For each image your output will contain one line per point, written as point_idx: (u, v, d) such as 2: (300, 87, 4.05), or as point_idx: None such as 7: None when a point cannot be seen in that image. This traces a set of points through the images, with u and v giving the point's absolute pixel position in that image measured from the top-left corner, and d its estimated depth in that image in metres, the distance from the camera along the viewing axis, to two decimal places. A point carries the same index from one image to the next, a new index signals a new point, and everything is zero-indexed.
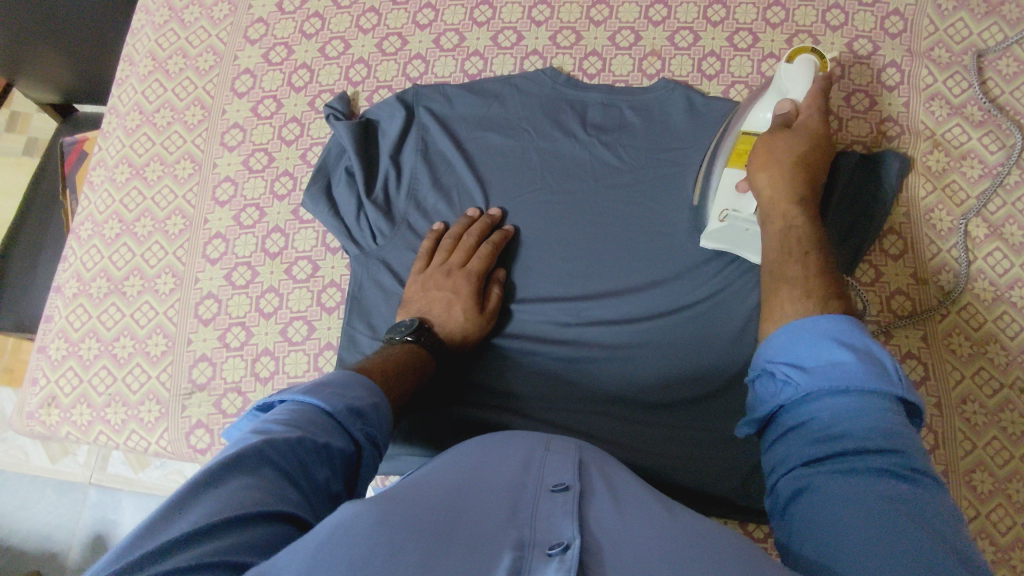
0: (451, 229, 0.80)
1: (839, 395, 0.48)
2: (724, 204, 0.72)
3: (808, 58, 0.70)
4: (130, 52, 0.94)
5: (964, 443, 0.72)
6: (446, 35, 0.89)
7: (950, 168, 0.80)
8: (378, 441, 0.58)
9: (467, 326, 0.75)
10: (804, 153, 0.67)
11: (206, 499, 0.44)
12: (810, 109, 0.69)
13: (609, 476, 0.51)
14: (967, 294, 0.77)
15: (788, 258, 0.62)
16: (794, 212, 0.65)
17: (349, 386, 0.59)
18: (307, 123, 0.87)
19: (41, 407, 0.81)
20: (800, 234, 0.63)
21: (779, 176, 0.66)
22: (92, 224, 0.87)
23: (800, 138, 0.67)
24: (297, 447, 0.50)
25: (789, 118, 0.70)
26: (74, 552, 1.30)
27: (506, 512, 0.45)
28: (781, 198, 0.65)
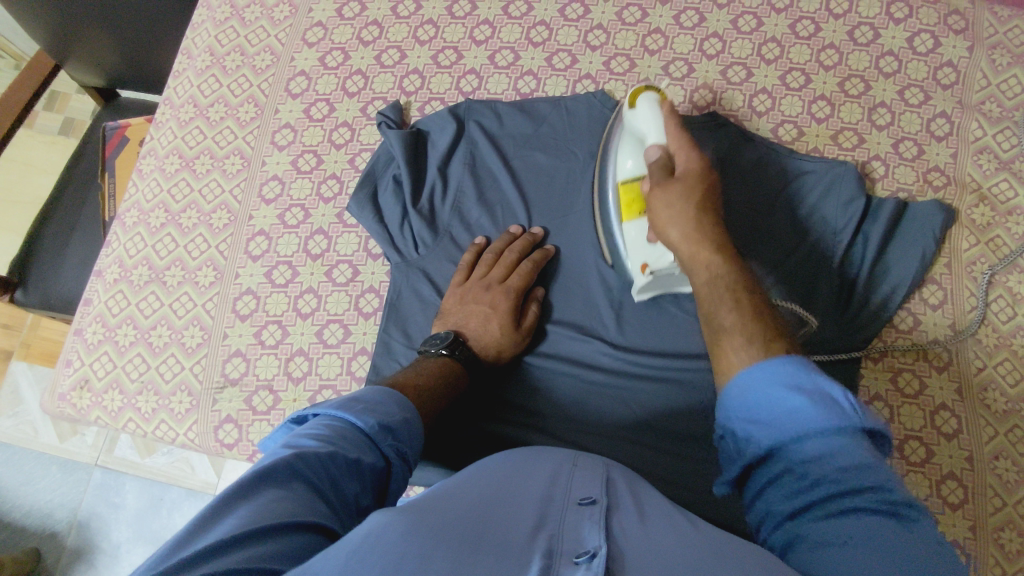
0: (493, 244, 0.80)
1: (806, 441, 0.44)
2: (642, 260, 0.72)
3: (650, 98, 0.71)
4: (189, 46, 0.95)
5: (993, 499, 0.72)
6: (501, 52, 0.90)
7: (996, 222, 0.80)
8: (408, 456, 0.58)
9: (503, 341, 0.75)
10: (699, 199, 0.63)
11: (241, 507, 0.44)
12: (685, 149, 0.66)
13: (637, 494, 0.50)
14: (1005, 350, 0.76)
15: (721, 310, 0.57)
16: (711, 262, 0.60)
17: (381, 402, 0.59)
18: (358, 128, 0.88)
19: (73, 389, 0.82)
20: (723, 280, 0.59)
21: (686, 228, 0.62)
22: (138, 211, 0.88)
23: (685, 176, 0.64)
24: (330, 461, 0.50)
25: (665, 165, 0.66)
26: (73, 533, 1.30)
27: (532, 522, 0.44)
28: (693, 246, 0.62)
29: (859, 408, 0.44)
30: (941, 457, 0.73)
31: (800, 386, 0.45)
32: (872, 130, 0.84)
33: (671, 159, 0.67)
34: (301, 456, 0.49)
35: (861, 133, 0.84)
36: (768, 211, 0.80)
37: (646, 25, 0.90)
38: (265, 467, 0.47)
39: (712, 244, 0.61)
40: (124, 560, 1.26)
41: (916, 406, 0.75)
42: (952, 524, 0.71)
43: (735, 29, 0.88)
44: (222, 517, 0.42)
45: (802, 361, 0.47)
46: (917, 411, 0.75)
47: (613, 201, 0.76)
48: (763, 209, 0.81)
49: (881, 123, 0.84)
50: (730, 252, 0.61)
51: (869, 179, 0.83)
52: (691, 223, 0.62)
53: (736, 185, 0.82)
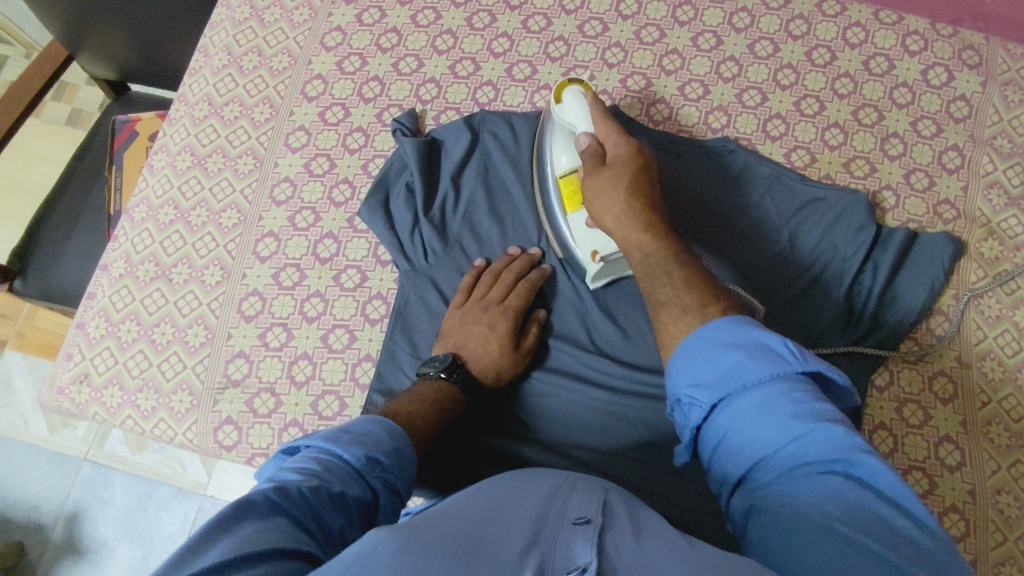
0: (491, 266, 0.80)
1: (748, 395, 0.48)
2: (591, 248, 0.75)
3: (575, 92, 0.75)
4: (206, 44, 0.95)
5: (995, 534, 0.71)
6: (519, 66, 0.90)
7: (1004, 256, 0.81)
8: (397, 487, 0.55)
9: (501, 363, 0.74)
10: (631, 181, 0.67)
11: (224, 537, 0.40)
12: (613, 136, 0.70)
13: (636, 518, 0.48)
14: (1010, 384, 0.76)
15: (659, 283, 0.62)
16: (644, 242, 0.64)
17: (371, 432, 0.56)
18: (373, 134, 0.88)
19: (72, 383, 0.81)
20: (657, 257, 0.63)
21: (620, 211, 0.66)
22: (147, 207, 0.88)
23: (615, 163, 0.68)
24: (313, 496, 0.47)
25: (597, 151, 0.70)
26: (59, 528, 1.28)
27: (523, 538, 0.42)
28: (627, 232, 0.66)
29: (795, 354, 0.49)
30: (943, 488, 0.73)
31: (739, 345, 0.50)
32: (884, 160, 0.84)
33: (602, 147, 0.70)
34: (283, 491, 0.46)
35: (873, 162, 0.84)
36: (779, 235, 0.81)
37: (664, 46, 0.90)
38: (245, 500, 0.44)
39: (643, 223, 0.65)
40: (109, 558, 1.24)
41: (921, 437, 0.75)
42: None
43: (752, 54, 0.89)
44: (202, 548, 0.39)
45: (739, 322, 0.53)
46: (921, 441, 0.75)
47: (555, 195, 0.79)
48: (773, 233, 0.81)
49: (893, 153, 0.85)
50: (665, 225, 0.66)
51: (880, 209, 0.83)
52: (626, 203, 0.66)
53: (747, 208, 0.82)
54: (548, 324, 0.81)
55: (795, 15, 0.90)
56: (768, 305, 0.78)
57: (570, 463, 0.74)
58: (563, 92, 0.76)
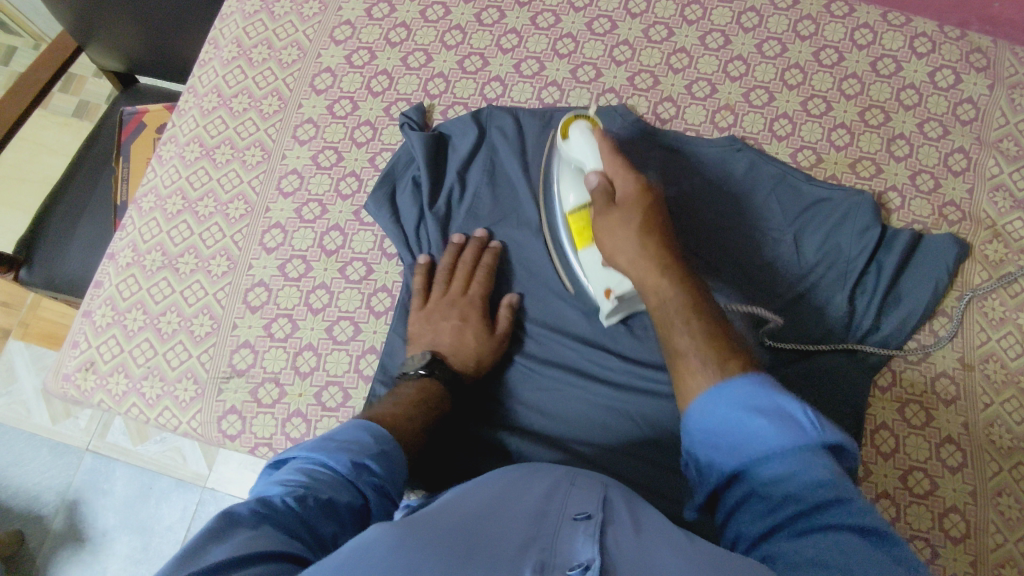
0: (440, 260, 0.81)
1: (768, 462, 0.46)
2: (603, 287, 0.74)
3: (580, 126, 0.74)
4: (216, 36, 0.95)
5: (995, 536, 0.71)
6: (527, 62, 0.91)
7: (1009, 259, 0.81)
8: (388, 490, 0.54)
9: (480, 350, 0.76)
10: (641, 223, 0.65)
11: (214, 548, 0.40)
12: (622, 173, 0.69)
13: (636, 513, 0.48)
14: (1013, 386, 0.76)
15: (675, 331, 0.58)
16: (661, 286, 0.62)
17: (355, 436, 0.55)
18: (380, 128, 0.88)
19: (78, 370, 0.81)
20: (674, 302, 0.60)
21: (633, 253, 0.64)
22: (155, 196, 0.88)
23: (626, 205, 0.67)
24: (301, 505, 0.47)
25: (607, 191, 0.69)
26: (60, 517, 1.28)
27: (523, 536, 0.42)
28: (644, 271, 0.63)
29: (818, 425, 0.46)
30: (944, 489, 0.73)
31: (760, 408, 0.48)
32: (890, 161, 0.84)
33: (611, 185, 0.70)
34: (268, 504, 0.46)
35: (878, 163, 0.84)
36: (784, 234, 0.81)
37: (672, 44, 0.91)
38: (231, 514, 0.44)
39: (658, 265, 0.63)
40: (109, 547, 1.25)
41: (922, 438, 0.75)
42: (953, 558, 0.71)
43: (760, 54, 0.89)
44: (193, 559, 0.39)
45: (761, 381, 0.49)
46: (922, 442, 0.75)
47: (567, 233, 0.78)
48: (778, 232, 0.81)
49: (899, 154, 0.85)
50: (682, 266, 0.64)
51: (885, 210, 0.83)
52: (639, 242, 0.64)
53: (752, 206, 0.82)
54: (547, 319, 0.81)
55: (803, 16, 0.90)
56: (771, 304, 0.79)
57: (570, 458, 0.74)
58: (569, 127, 0.75)
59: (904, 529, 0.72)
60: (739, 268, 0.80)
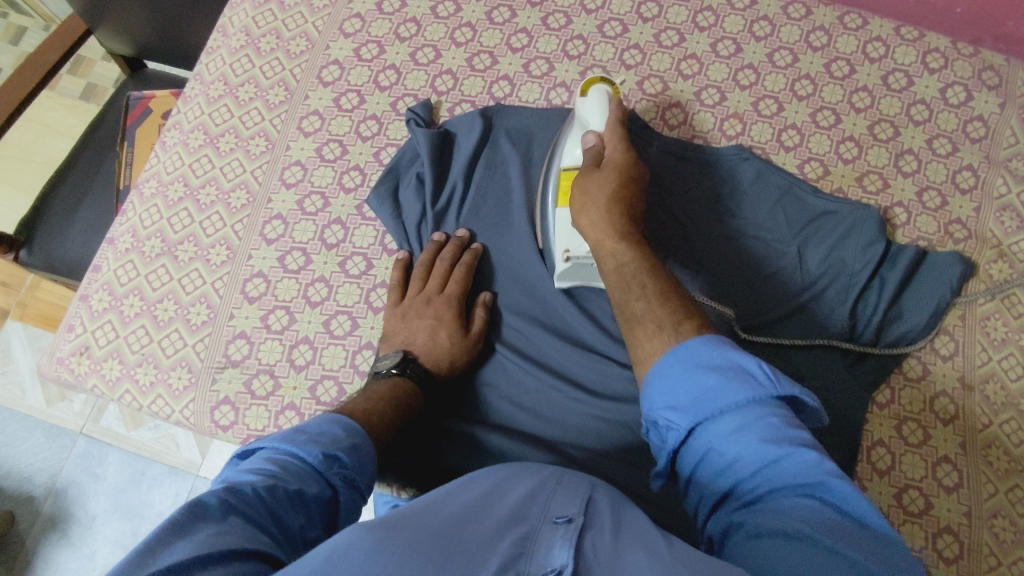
0: (420, 257, 0.80)
1: (725, 418, 0.49)
2: (564, 246, 0.76)
3: (599, 90, 0.78)
4: (225, 24, 0.95)
5: (989, 557, 0.71)
6: (536, 62, 0.90)
7: (1013, 279, 0.80)
8: (358, 484, 0.54)
9: (453, 351, 0.75)
10: (615, 190, 0.71)
11: (179, 542, 0.39)
12: (615, 139, 0.74)
13: (623, 516, 0.48)
14: (1012, 409, 0.76)
15: (635, 291, 0.64)
16: (617, 249, 0.68)
17: (325, 430, 0.55)
18: (386, 122, 0.88)
19: (72, 354, 0.81)
20: (629, 264, 0.67)
21: (597, 218, 0.70)
22: (157, 182, 0.88)
23: (611, 163, 0.73)
24: (268, 496, 0.46)
25: (596, 151, 0.74)
26: (51, 499, 1.28)
27: (499, 540, 0.42)
28: (603, 235, 0.69)
29: (773, 378, 0.50)
30: (939, 509, 0.72)
31: (713, 366, 0.52)
32: (898, 176, 0.84)
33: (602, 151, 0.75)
34: (236, 493, 0.45)
35: (886, 178, 0.84)
36: (788, 245, 0.80)
37: (683, 50, 0.90)
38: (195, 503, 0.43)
39: (619, 232, 0.69)
40: (98, 532, 1.25)
41: (919, 456, 0.75)
42: None
43: (771, 63, 0.89)
44: (155, 552, 0.38)
45: (714, 340, 0.54)
46: (919, 460, 0.74)
47: (551, 194, 0.80)
48: (782, 244, 0.80)
49: (907, 170, 0.84)
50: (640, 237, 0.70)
51: (890, 225, 0.82)
52: (603, 209, 0.70)
53: (756, 217, 0.82)
54: (537, 316, 0.79)
55: (816, 27, 0.90)
56: (771, 315, 0.78)
57: (556, 460, 0.73)
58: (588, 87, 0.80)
59: None
60: (741, 279, 0.79)
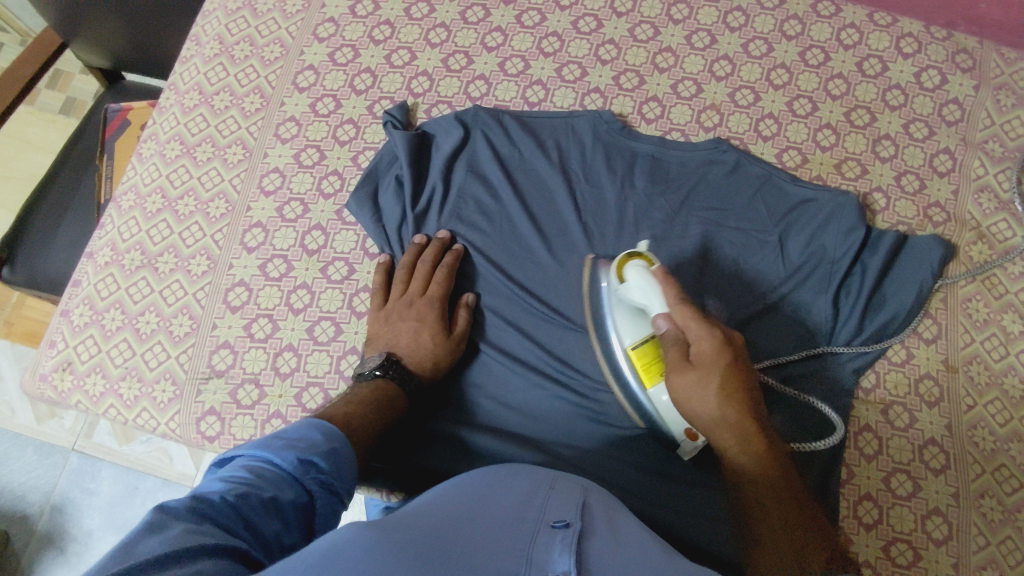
0: (402, 259, 0.80)
1: None
2: (684, 428, 0.67)
3: (638, 268, 0.68)
4: (198, 33, 0.94)
5: (978, 537, 0.71)
6: (512, 60, 0.90)
7: (993, 260, 0.81)
8: (336, 489, 0.53)
9: (436, 352, 0.74)
10: (731, 390, 0.60)
11: (148, 540, 0.39)
12: (695, 326, 0.63)
13: (614, 523, 0.48)
14: (996, 389, 0.76)
15: (772, 520, 0.57)
16: (750, 465, 0.59)
17: (304, 435, 0.54)
18: (363, 126, 0.88)
19: (55, 370, 0.80)
20: (761, 485, 0.59)
21: (717, 417, 0.60)
22: (134, 195, 0.87)
23: (702, 363, 0.61)
24: (241, 502, 0.46)
25: (681, 343, 0.64)
26: (44, 517, 1.27)
27: (502, 541, 0.42)
28: (727, 438, 0.60)
29: None
30: (927, 492, 0.73)
31: None
32: (875, 161, 0.84)
33: (686, 338, 0.64)
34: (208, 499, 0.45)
35: (864, 164, 0.84)
36: (769, 235, 0.80)
37: (658, 43, 0.90)
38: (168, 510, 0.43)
39: (745, 440, 0.60)
40: (94, 548, 1.24)
41: (905, 440, 0.75)
42: (934, 560, 0.71)
43: (746, 53, 0.89)
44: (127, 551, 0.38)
45: None
46: (905, 445, 0.75)
47: (628, 367, 0.70)
48: (762, 234, 0.80)
49: (885, 155, 0.84)
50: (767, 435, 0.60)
51: (870, 211, 0.83)
52: (722, 411, 0.60)
53: (735, 209, 0.82)
54: (524, 317, 0.79)
55: (789, 15, 0.90)
56: (753, 306, 0.78)
57: (541, 457, 0.73)
58: (622, 266, 0.70)
59: (886, 531, 0.72)
60: (723, 272, 0.79)
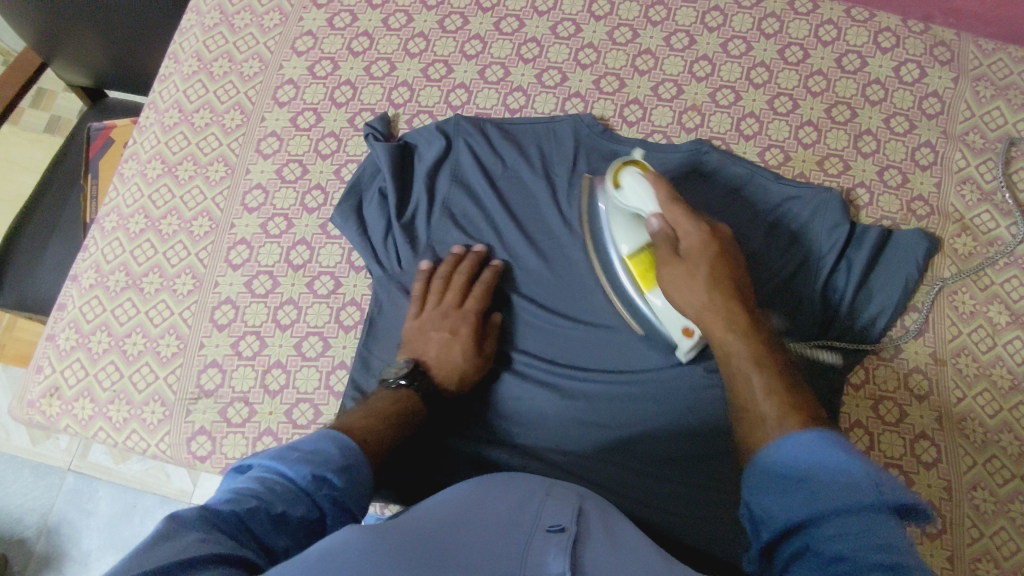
0: (440, 269, 0.79)
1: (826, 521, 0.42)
2: (682, 326, 0.69)
3: (630, 172, 0.71)
4: (176, 50, 0.94)
5: (971, 529, 0.71)
6: (491, 68, 0.90)
7: (977, 252, 0.81)
8: (349, 506, 0.52)
9: (465, 367, 0.73)
10: (711, 275, 0.63)
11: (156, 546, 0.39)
12: (682, 220, 0.67)
13: (610, 528, 0.48)
14: (985, 380, 0.76)
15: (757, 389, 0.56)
16: (735, 340, 0.60)
17: (320, 449, 0.53)
18: (345, 139, 0.87)
19: (43, 396, 0.80)
20: (748, 358, 0.58)
21: (695, 299, 0.63)
22: (117, 216, 0.87)
23: (688, 257, 0.65)
24: (249, 517, 0.45)
25: (670, 240, 0.67)
26: (43, 539, 1.26)
27: (497, 543, 0.42)
28: (713, 322, 0.62)
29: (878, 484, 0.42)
30: (920, 486, 0.73)
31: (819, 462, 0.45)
32: (857, 157, 0.84)
33: (673, 236, 0.67)
34: (218, 510, 0.45)
35: (846, 160, 0.84)
36: (753, 235, 0.80)
37: (637, 46, 0.90)
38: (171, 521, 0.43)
39: (727, 320, 0.61)
40: (94, 568, 1.23)
41: (896, 434, 0.75)
42: (929, 554, 0.71)
43: (725, 53, 0.89)
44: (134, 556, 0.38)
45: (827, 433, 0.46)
46: (896, 439, 0.75)
47: (627, 278, 0.74)
48: (746, 233, 0.80)
49: (866, 150, 0.85)
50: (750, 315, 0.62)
51: (853, 206, 0.83)
52: (704, 293, 0.63)
53: (720, 209, 0.81)
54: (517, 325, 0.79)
55: (767, 14, 0.90)
56: None
57: (540, 465, 0.73)
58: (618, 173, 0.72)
59: None
60: None
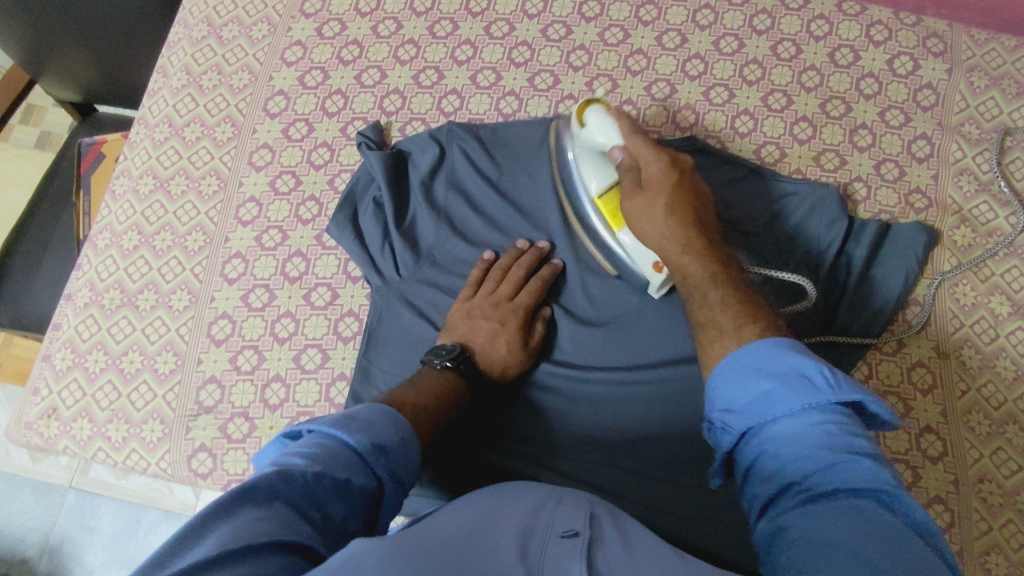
0: (501, 260, 0.78)
1: (789, 420, 0.46)
2: (651, 259, 0.71)
3: (595, 110, 0.74)
4: (164, 65, 0.93)
5: (979, 522, 0.71)
6: (483, 72, 0.89)
7: (976, 243, 0.81)
8: (403, 478, 0.51)
9: (508, 361, 0.73)
10: (669, 200, 0.65)
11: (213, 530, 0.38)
12: (644, 149, 0.68)
13: (625, 528, 0.47)
14: (989, 372, 0.76)
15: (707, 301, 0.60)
16: (693, 261, 0.63)
17: (376, 421, 0.52)
18: (338, 149, 0.87)
19: (40, 418, 0.79)
20: (706, 277, 0.61)
21: (654, 223, 0.65)
22: (110, 233, 0.86)
23: (649, 185, 0.66)
24: (315, 483, 0.44)
25: (634, 171, 0.69)
26: (47, 558, 1.26)
27: (509, 554, 0.41)
28: (672, 244, 0.64)
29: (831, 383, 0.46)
30: (926, 480, 0.73)
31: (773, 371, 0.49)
32: (854, 151, 0.84)
33: (636, 164, 0.69)
34: (286, 475, 0.43)
35: (842, 155, 0.84)
36: (751, 233, 0.79)
37: (629, 46, 0.90)
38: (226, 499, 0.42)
39: (684, 242, 0.63)
40: None
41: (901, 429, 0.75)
42: None
43: (717, 51, 0.88)
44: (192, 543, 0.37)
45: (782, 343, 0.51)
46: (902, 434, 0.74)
47: (599, 218, 0.77)
48: (744, 231, 0.79)
49: (863, 144, 0.84)
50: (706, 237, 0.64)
51: (851, 201, 0.82)
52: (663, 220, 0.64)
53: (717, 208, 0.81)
54: None
55: (758, 10, 0.89)
56: None
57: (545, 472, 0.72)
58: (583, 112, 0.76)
59: None
60: None
